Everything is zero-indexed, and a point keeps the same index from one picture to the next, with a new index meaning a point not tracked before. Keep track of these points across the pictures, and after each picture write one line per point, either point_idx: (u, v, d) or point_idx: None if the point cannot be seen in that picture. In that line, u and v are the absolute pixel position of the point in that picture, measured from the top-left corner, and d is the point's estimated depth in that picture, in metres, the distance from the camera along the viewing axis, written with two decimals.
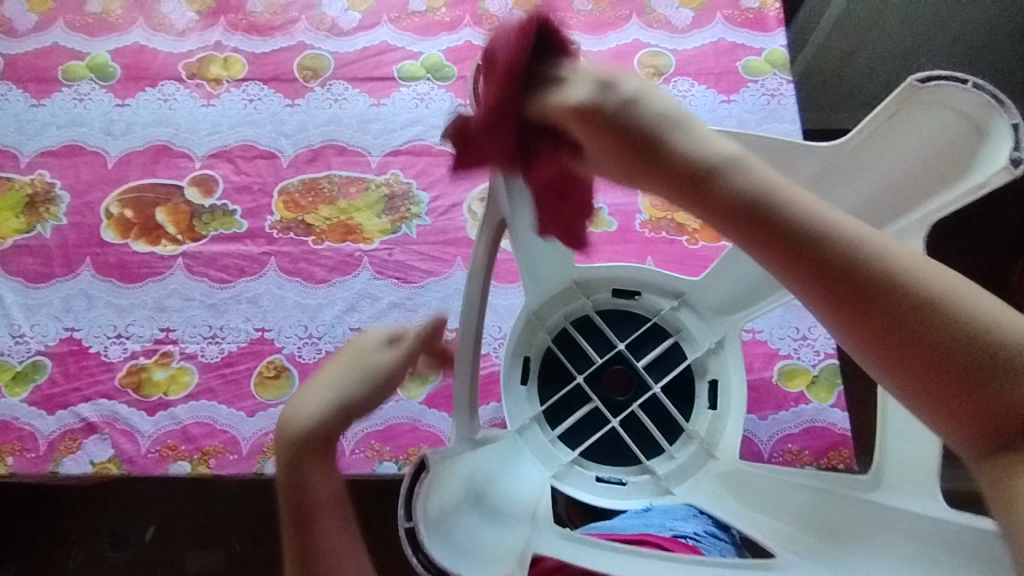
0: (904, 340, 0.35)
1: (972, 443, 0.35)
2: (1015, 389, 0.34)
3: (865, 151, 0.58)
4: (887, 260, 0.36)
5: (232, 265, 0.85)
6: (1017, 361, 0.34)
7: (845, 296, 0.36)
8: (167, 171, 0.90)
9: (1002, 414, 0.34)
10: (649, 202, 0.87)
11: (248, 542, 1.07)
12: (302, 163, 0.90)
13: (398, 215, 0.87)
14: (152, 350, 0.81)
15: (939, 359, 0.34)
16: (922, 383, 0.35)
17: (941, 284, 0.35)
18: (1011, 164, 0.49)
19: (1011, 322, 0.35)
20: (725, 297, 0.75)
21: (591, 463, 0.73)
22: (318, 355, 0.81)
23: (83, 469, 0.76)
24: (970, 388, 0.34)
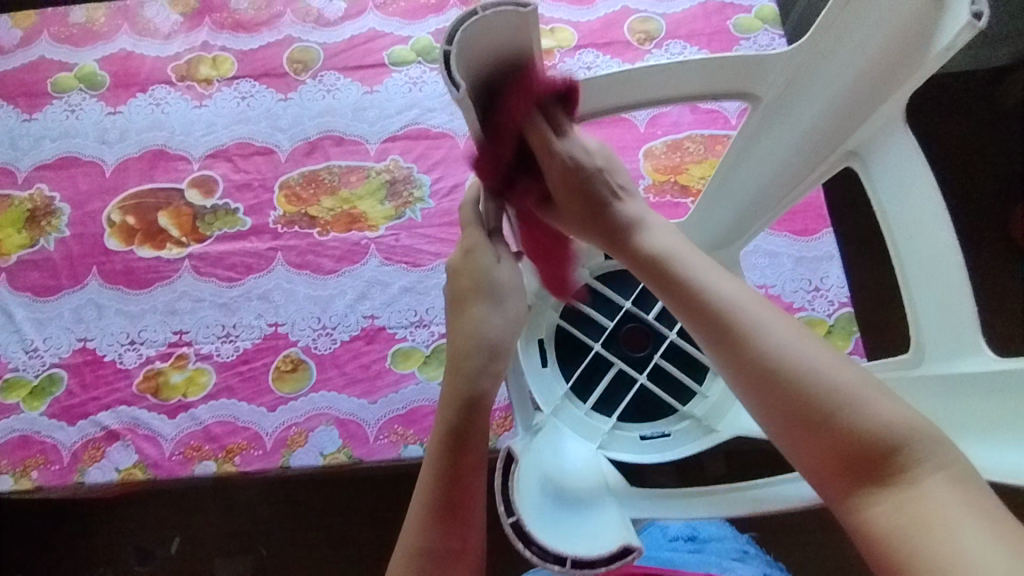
0: (775, 387, 0.39)
1: (831, 482, 0.38)
2: (854, 429, 0.37)
3: (827, 45, 0.53)
4: (750, 319, 0.41)
5: (239, 263, 0.84)
6: (846, 407, 0.37)
7: (719, 341, 0.42)
8: (165, 176, 0.89)
9: (846, 452, 0.37)
10: (651, 166, 0.86)
11: (275, 548, 1.06)
12: (300, 156, 0.89)
13: (401, 199, 0.86)
14: (166, 354, 0.81)
15: (792, 403, 0.38)
16: (782, 424, 0.39)
17: (789, 342, 0.40)
18: (973, 19, 0.42)
19: (857, 381, 0.38)
20: (716, 231, 0.75)
21: (630, 425, 0.77)
22: (333, 345, 0.80)
23: (108, 477, 0.76)
24: (818, 430, 0.38)
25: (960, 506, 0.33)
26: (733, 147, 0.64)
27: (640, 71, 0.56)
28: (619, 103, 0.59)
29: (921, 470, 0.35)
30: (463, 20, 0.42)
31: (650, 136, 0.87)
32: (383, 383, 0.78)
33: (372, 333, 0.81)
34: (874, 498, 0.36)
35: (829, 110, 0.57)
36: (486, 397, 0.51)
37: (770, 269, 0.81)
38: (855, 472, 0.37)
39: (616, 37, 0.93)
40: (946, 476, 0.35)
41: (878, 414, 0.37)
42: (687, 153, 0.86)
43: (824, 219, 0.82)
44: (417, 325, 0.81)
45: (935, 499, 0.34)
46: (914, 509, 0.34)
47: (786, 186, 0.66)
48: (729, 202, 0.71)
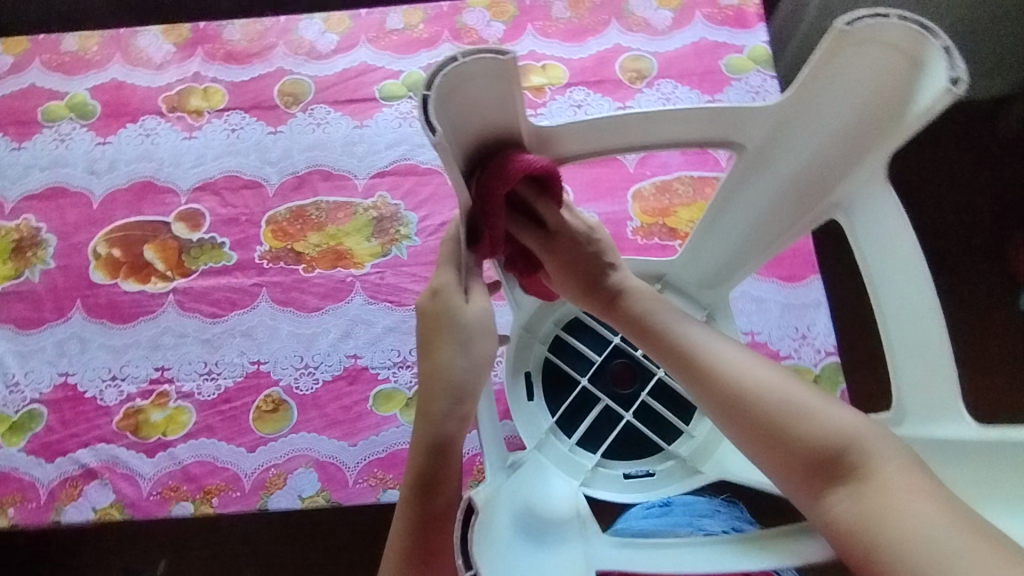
0: (750, 414, 0.48)
1: (801, 485, 0.45)
2: (810, 442, 0.45)
3: (815, 91, 0.51)
4: (720, 364, 0.51)
5: (223, 299, 0.84)
6: (800, 424, 0.46)
7: (697, 382, 0.52)
8: (152, 208, 0.89)
9: (807, 461, 0.45)
10: (639, 208, 0.85)
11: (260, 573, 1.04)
12: (288, 191, 0.89)
13: (387, 237, 0.86)
14: (148, 391, 0.80)
15: (760, 425, 0.47)
16: (755, 444, 0.48)
17: (751, 377, 0.49)
18: (950, 84, 0.41)
19: (812, 403, 0.47)
20: (705, 271, 0.74)
21: (613, 462, 0.75)
22: (315, 385, 0.80)
23: (85, 516, 0.75)
24: (782, 445, 0.46)
25: (903, 493, 0.40)
26: (723, 188, 0.63)
27: (627, 118, 0.54)
28: (608, 148, 0.57)
29: (874, 467, 0.42)
30: (442, 66, 0.43)
31: (640, 176, 0.87)
32: (364, 425, 0.78)
33: (355, 373, 0.80)
34: (836, 497, 0.43)
35: (818, 162, 0.55)
36: (454, 441, 0.53)
37: (756, 316, 0.80)
38: (820, 478, 0.44)
39: (608, 75, 0.93)
40: (896, 469, 0.42)
41: (829, 427, 0.45)
42: (675, 195, 0.86)
43: (812, 265, 0.81)
44: (400, 366, 0.80)
45: (886, 488, 0.41)
46: (869, 498, 0.41)
47: (774, 228, 0.64)
48: (721, 236, 0.69)
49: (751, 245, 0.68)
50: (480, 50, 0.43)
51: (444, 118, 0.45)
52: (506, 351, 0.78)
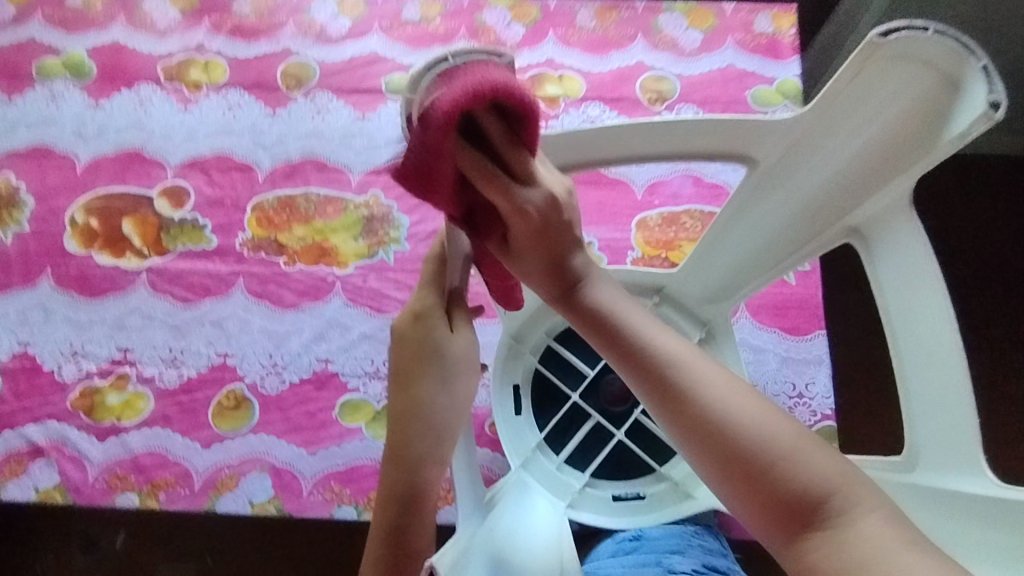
0: (734, 443, 0.36)
1: (776, 531, 0.36)
2: (790, 480, 0.35)
3: (841, 106, 0.47)
4: (687, 376, 0.38)
5: (197, 284, 0.80)
6: (779, 457, 0.36)
7: (659, 397, 0.38)
8: (137, 180, 0.85)
9: (787, 502, 0.35)
10: (642, 238, 0.81)
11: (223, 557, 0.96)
12: (279, 178, 0.85)
13: (375, 238, 0.82)
14: (107, 371, 0.77)
15: (735, 458, 0.36)
16: (717, 473, 0.37)
17: (721, 393, 0.37)
18: (989, 109, 0.38)
19: (793, 434, 0.36)
20: (706, 287, 0.69)
21: (602, 482, 0.69)
22: (281, 386, 0.76)
23: (26, 495, 0.72)
24: (757, 478, 0.36)
25: (908, 550, 0.32)
26: (733, 200, 0.58)
27: (637, 125, 0.50)
28: (614, 155, 0.52)
29: (864, 514, 0.34)
30: (430, 68, 0.39)
31: (647, 205, 0.82)
32: (327, 434, 0.74)
33: (324, 379, 0.76)
34: (815, 544, 0.34)
35: (839, 186, 0.51)
36: (430, 486, 0.49)
37: (752, 366, 0.75)
38: (803, 522, 0.35)
39: (626, 93, 0.88)
40: (888, 520, 0.34)
41: (813, 466, 0.35)
42: (682, 229, 0.81)
43: (819, 319, 0.77)
44: (372, 377, 0.76)
45: (884, 544, 0.33)
46: (862, 556, 0.33)
47: (779, 252, 0.60)
48: (724, 255, 0.65)
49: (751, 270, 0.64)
50: (475, 50, 0.39)
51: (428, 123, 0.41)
52: (494, 362, 0.71)
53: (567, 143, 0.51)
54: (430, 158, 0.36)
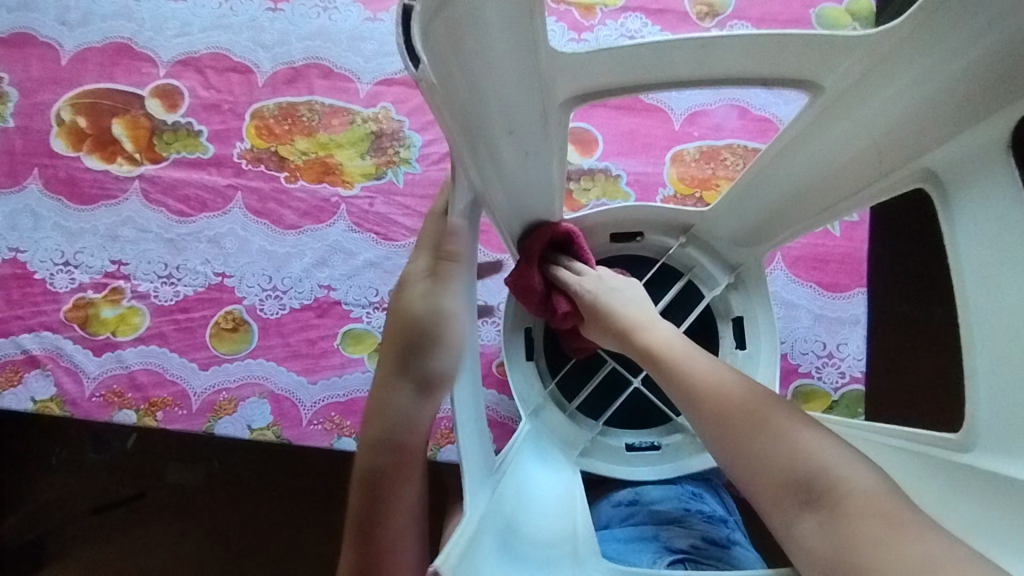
0: (741, 435, 0.43)
1: (777, 503, 0.41)
2: (780, 456, 0.42)
3: (936, 25, 0.37)
4: (695, 372, 0.48)
5: (192, 197, 0.75)
6: (771, 435, 0.42)
7: (674, 388, 0.48)
8: (126, 77, 0.78)
9: (780, 475, 0.41)
10: (676, 174, 0.73)
11: (229, 459, 1.05)
12: (280, 83, 0.77)
13: (384, 157, 0.75)
14: (101, 284, 0.73)
15: (733, 438, 0.44)
16: (725, 452, 0.45)
17: (722, 385, 0.46)
18: None
19: (788, 419, 0.43)
20: (741, 228, 0.63)
21: (615, 431, 0.66)
22: (281, 311, 0.72)
23: (23, 406, 0.70)
24: (752, 453, 0.43)
25: (881, 524, 0.36)
26: (787, 130, 0.50)
27: (684, 41, 0.40)
28: (651, 78, 0.43)
29: (856, 496, 0.38)
30: None
31: (685, 137, 0.74)
32: (328, 364, 0.71)
33: (325, 306, 0.72)
34: (807, 524, 0.39)
35: (923, 118, 0.42)
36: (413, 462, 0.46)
37: (783, 322, 0.70)
38: (798, 503, 0.40)
39: (672, 4, 0.77)
40: (871, 494, 0.38)
41: (803, 445, 0.41)
42: (720, 165, 0.73)
43: (861, 275, 0.70)
44: (376, 307, 0.73)
45: (861, 518, 0.37)
46: (837, 517, 0.38)
47: (832, 193, 0.52)
48: (767, 193, 0.57)
49: (795, 210, 0.56)
50: None
51: (439, 48, 0.32)
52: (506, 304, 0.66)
53: (587, 68, 0.41)
54: (522, 262, 0.59)
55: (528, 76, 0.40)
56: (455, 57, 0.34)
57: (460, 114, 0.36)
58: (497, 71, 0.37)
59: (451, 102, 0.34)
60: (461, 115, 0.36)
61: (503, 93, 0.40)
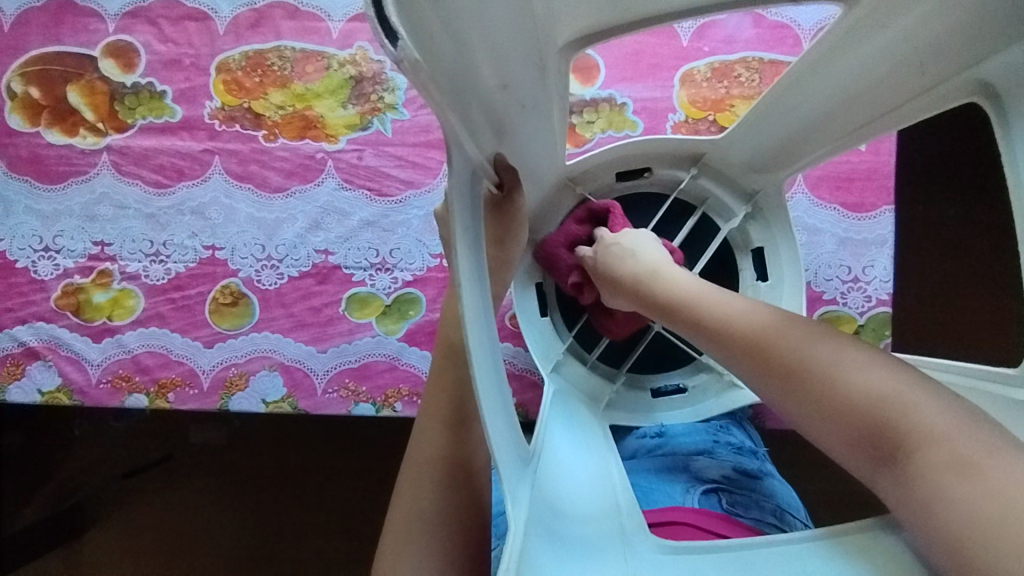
0: (795, 402, 0.41)
1: (854, 454, 0.38)
2: (838, 396, 0.39)
3: None
4: (729, 323, 0.45)
5: (168, 165, 0.70)
6: (823, 376, 0.39)
7: (712, 343, 0.45)
8: (73, 37, 0.71)
9: (844, 422, 0.38)
10: (687, 96, 0.67)
11: (248, 418, 1.05)
12: (242, 28, 0.71)
13: (368, 104, 0.70)
14: (87, 268, 0.69)
15: (788, 384, 0.41)
16: (783, 403, 0.42)
17: (762, 329, 0.43)
18: None
19: (839, 358, 0.40)
20: (756, 152, 0.58)
21: (640, 377, 0.65)
22: (279, 281, 0.69)
23: (30, 398, 0.68)
24: (809, 398, 0.40)
25: (954, 474, 0.33)
26: (816, 48, 0.46)
27: None
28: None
29: (927, 443, 0.35)
30: None
31: (694, 53, 0.67)
32: (335, 331, 0.68)
33: (325, 272, 0.69)
34: (887, 476, 0.37)
35: (975, 27, 0.38)
36: (460, 392, 0.49)
37: (805, 249, 0.67)
38: (869, 457, 0.37)
39: None
40: (947, 440, 0.35)
41: (857, 383, 0.38)
42: (735, 83, 0.67)
43: (888, 191, 0.66)
44: (378, 269, 0.69)
45: (937, 466, 0.34)
46: (918, 475, 0.35)
47: (868, 108, 0.47)
48: (789, 112, 0.52)
49: (823, 128, 0.52)
50: None
51: (416, 10, 0.27)
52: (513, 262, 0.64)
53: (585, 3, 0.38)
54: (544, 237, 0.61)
55: (515, 12, 0.35)
56: (436, 15, 0.29)
57: (450, 76, 0.31)
58: (486, 16, 0.33)
59: (441, 70, 0.29)
60: (451, 78, 0.31)
61: (495, 39, 0.35)
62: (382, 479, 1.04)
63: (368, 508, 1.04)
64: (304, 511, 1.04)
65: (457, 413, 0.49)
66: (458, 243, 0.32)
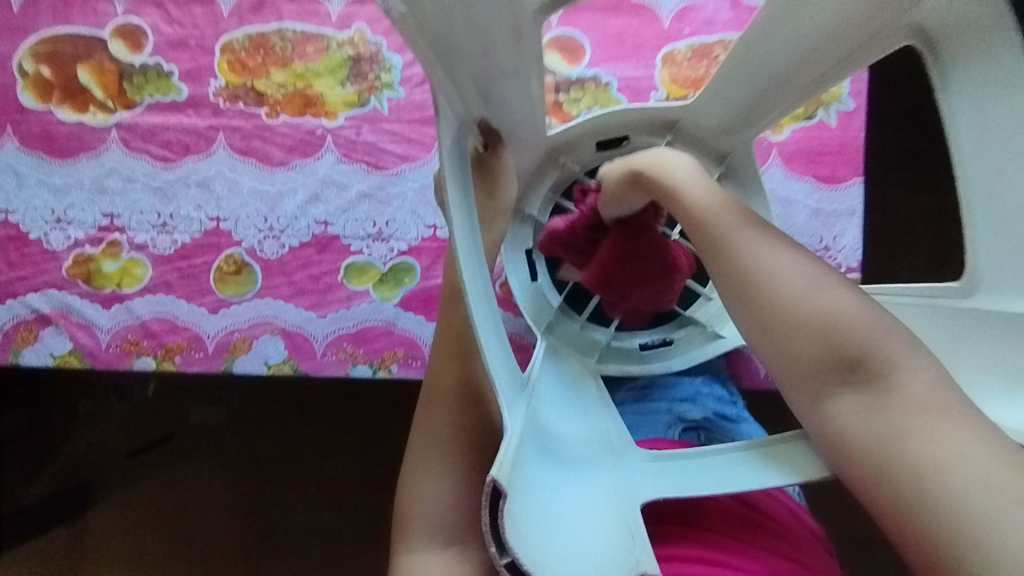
0: (799, 334, 0.45)
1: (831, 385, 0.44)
2: (842, 335, 0.44)
3: None
4: (759, 257, 0.47)
5: (175, 141, 0.73)
6: (832, 318, 0.44)
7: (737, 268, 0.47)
8: (83, 19, 0.74)
9: (840, 357, 0.44)
10: (669, 75, 0.71)
11: (249, 401, 1.09)
12: (246, 11, 0.74)
13: (365, 83, 0.74)
14: (97, 238, 0.73)
15: (797, 320, 0.45)
16: (779, 330, 0.45)
17: (787, 270, 0.46)
18: None
19: (846, 306, 0.45)
20: (723, 115, 0.63)
21: (628, 334, 0.68)
22: (281, 250, 0.73)
23: (43, 362, 0.71)
24: (815, 334, 0.44)
25: (931, 416, 0.41)
26: (763, 15, 0.52)
27: None
28: None
29: (905, 391, 0.43)
30: None
31: (675, 35, 0.71)
32: (334, 297, 0.72)
33: (325, 242, 0.73)
34: (851, 406, 0.43)
35: None
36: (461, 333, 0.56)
37: (781, 219, 0.71)
38: (846, 389, 0.44)
39: None
40: (920, 389, 0.43)
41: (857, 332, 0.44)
42: (714, 62, 0.71)
43: (856, 165, 0.71)
44: (375, 239, 0.73)
45: (914, 411, 0.42)
46: (891, 412, 0.42)
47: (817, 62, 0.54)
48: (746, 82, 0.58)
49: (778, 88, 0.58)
50: None
51: None
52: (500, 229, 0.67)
53: None
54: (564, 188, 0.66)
55: None
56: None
57: (432, 35, 0.37)
58: None
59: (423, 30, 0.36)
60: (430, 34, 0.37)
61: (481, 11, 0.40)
62: (375, 457, 1.08)
63: (365, 483, 1.08)
64: (302, 488, 1.08)
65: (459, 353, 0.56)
66: (446, 183, 0.36)
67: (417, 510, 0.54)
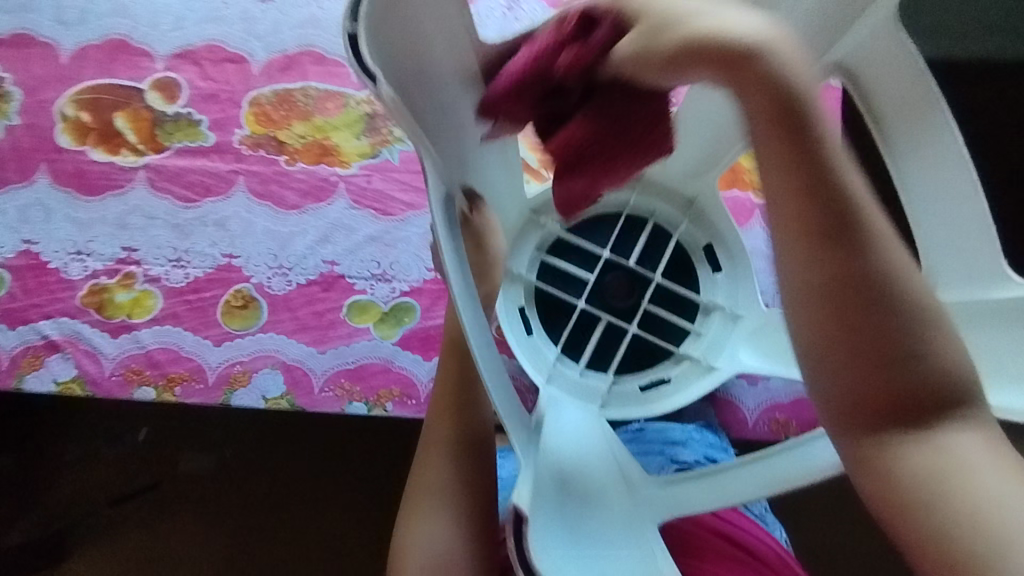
0: (884, 353, 0.37)
1: (898, 414, 0.38)
2: (925, 362, 0.37)
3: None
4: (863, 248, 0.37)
5: (197, 183, 0.79)
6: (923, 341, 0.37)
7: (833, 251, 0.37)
8: (126, 72, 0.81)
9: (916, 387, 0.38)
10: None
11: (240, 448, 1.09)
12: (275, 71, 0.82)
13: (379, 137, 0.80)
14: (114, 270, 0.76)
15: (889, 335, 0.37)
16: (860, 336, 0.37)
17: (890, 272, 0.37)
18: None
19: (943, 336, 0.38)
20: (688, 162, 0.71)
21: (626, 377, 0.71)
22: (288, 287, 0.76)
23: (46, 388, 0.73)
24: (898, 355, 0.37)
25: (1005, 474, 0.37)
26: None
27: None
28: None
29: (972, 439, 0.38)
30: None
31: None
32: (335, 334, 0.75)
33: (331, 280, 0.76)
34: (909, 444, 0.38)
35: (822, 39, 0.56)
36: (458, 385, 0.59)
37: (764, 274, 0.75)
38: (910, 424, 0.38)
39: None
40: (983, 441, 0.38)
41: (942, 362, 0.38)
42: None
43: None
44: (378, 279, 0.77)
45: (984, 469, 0.37)
46: (951, 459, 0.38)
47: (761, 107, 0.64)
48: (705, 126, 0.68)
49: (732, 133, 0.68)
50: None
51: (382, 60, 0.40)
52: None
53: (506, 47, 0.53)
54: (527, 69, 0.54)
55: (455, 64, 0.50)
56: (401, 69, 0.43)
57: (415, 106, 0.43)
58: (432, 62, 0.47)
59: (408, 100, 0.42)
60: (413, 112, 0.42)
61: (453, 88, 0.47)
62: (363, 509, 1.07)
63: (351, 535, 1.06)
64: (286, 541, 1.06)
65: (455, 403, 0.58)
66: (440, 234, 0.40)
67: (411, 558, 0.55)
